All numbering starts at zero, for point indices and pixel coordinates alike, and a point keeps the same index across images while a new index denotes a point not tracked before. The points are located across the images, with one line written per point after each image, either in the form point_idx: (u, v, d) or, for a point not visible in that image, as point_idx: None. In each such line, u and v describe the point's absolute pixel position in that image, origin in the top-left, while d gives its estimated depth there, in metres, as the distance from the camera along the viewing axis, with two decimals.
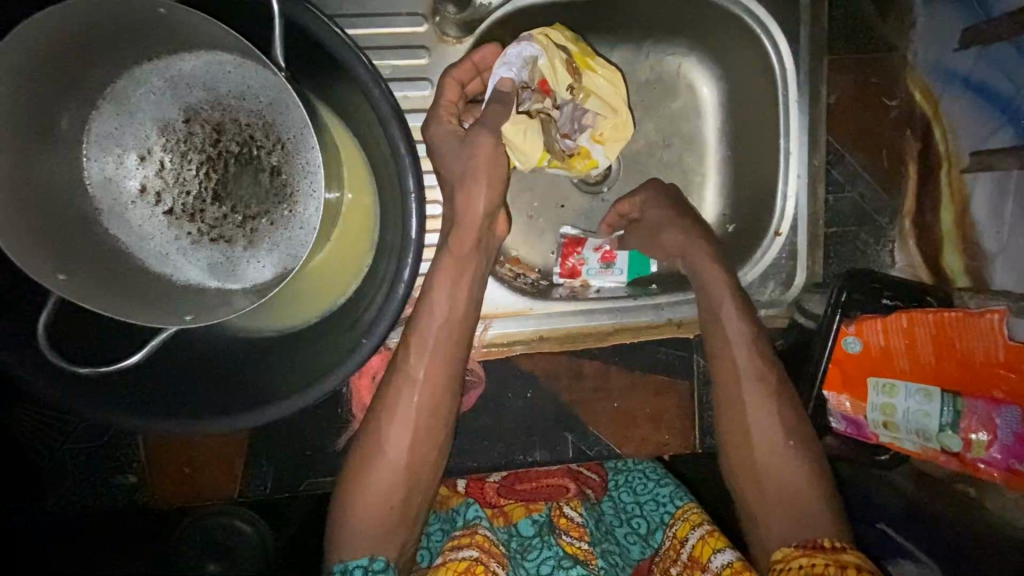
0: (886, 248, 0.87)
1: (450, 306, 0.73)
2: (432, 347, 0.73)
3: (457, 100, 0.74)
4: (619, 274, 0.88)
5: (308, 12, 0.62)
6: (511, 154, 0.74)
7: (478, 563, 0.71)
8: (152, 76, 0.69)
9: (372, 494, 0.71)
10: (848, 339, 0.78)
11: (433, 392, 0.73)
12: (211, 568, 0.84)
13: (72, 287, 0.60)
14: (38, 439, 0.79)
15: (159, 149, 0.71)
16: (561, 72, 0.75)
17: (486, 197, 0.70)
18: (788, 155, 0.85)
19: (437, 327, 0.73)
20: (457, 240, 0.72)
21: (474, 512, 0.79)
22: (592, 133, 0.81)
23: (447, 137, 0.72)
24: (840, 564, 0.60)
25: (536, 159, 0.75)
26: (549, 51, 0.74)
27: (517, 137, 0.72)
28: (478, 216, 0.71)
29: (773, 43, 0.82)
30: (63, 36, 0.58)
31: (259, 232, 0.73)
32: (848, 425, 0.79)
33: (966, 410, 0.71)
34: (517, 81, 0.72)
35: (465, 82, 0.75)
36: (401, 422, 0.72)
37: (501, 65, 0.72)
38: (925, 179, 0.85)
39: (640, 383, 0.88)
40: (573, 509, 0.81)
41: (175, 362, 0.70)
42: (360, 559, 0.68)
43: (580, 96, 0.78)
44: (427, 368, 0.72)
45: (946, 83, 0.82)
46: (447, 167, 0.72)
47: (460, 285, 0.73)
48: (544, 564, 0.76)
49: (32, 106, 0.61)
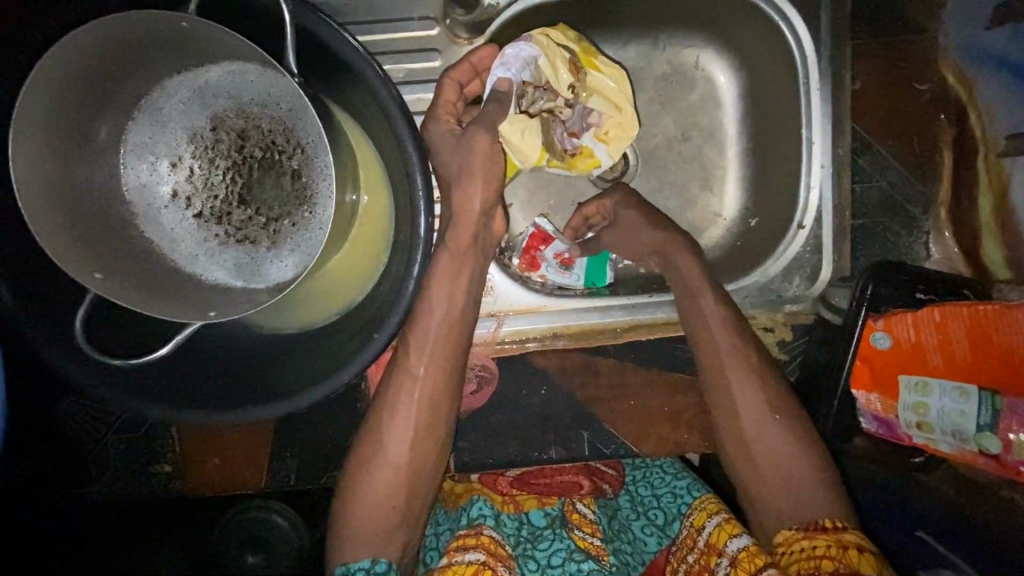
0: (920, 240, 0.82)
1: (447, 307, 0.74)
2: (430, 349, 0.74)
3: (455, 100, 0.76)
4: (574, 278, 0.88)
5: (320, 20, 0.64)
6: (509, 150, 0.75)
7: (484, 567, 0.70)
8: (181, 87, 0.73)
9: (374, 494, 0.72)
10: (877, 334, 0.75)
11: (434, 390, 0.74)
12: (251, 558, 0.91)
13: (108, 284, 0.65)
14: (85, 427, 0.85)
15: (189, 156, 0.75)
16: (563, 71, 0.76)
17: (483, 195, 0.72)
18: (811, 145, 0.82)
19: (435, 327, 0.74)
20: (456, 239, 0.73)
21: (479, 510, 0.78)
22: (596, 132, 0.82)
23: (445, 136, 0.73)
24: (844, 546, 0.61)
25: (536, 158, 0.76)
26: (549, 52, 0.75)
27: (516, 138, 0.73)
28: (476, 214, 0.72)
29: (792, 30, 0.80)
30: (97, 53, 0.63)
31: (281, 233, 0.76)
32: (881, 425, 0.76)
33: (1005, 409, 0.66)
34: (515, 81, 0.72)
35: (465, 82, 0.76)
36: (402, 420, 0.74)
37: (498, 65, 0.73)
38: (961, 166, 0.80)
39: (657, 380, 0.87)
40: (586, 505, 0.81)
41: (200, 355, 0.74)
42: (363, 561, 0.70)
43: (583, 95, 0.80)
44: (426, 367, 0.74)
45: (980, 64, 0.77)
46: (445, 165, 0.73)
47: (459, 282, 0.74)
48: (554, 555, 0.76)
49: (72, 116, 0.66)
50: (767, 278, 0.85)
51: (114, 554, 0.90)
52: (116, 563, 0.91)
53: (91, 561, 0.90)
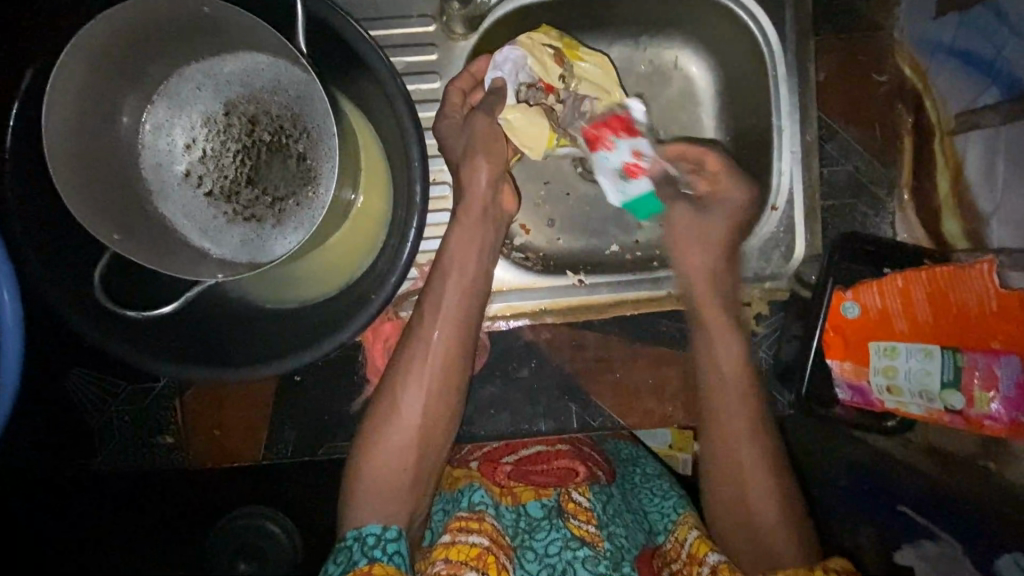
0: (886, 219, 0.89)
1: (459, 276, 0.80)
2: (448, 317, 0.79)
3: (460, 104, 0.83)
4: (618, 189, 0.88)
5: (329, 9, 0.71)
6: (517, 140, 0.84)
7: (488, 552, 0.72)
8: (198, 75, 0.80)
9: (389, 456, 0.76)
10: (846, 304, 0.79)
11: (447, 356, 0.79)
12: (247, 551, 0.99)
13: (123, 245, 0.69)
14: (94, 394, 0.88)
15: (202, 139, 0.81)
16: (550, 66, 0.83)
17: (487, 169, 0.80)
18: (780, 132, 0.88)
19: (449, 298, 0.80)
20: (464, 210, 0.81)
21: (480, 497, 0.77)
22: (592, 117, 0.87)
23: (450, 124, 0.83)
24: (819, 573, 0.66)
25: (545, 143, 0.84)
26: (535, 51, 0.82)
27: (520, 126, 0.82)
28: (480, 192, 0.81)
29: (759, 26, 0.87)
30: (127, 35, 0.69)
31: (286, 211, 0.82)
32: (854, 393, 0.79)
33: (967, 365, 0.69)
34: (509, 81, 0.82)
35: (466, 90, 0.84)
36: (416, 384, 0.78)
37: (492, 70, 0.82)
38: (921, 149, 0.87)
39: (640, 356, 0.91)
40: (580, 493, 0.79)
41: (202, 320, 0.79)
42: (373, 526, 0.72)
43: (573, 84, 0.86)
44: (441, 334, 0.79)
45: (932, 54, 0.84)
46: (450, 149, 0.82)
47: (469, 256, 0.81)
48: (551, 545, 0.75)
49: (101, 93, 0.72)
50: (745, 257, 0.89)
51: (149, 518, 1.00)
52: (114, 561, 1.02)
53: (92, 559, 1.02)
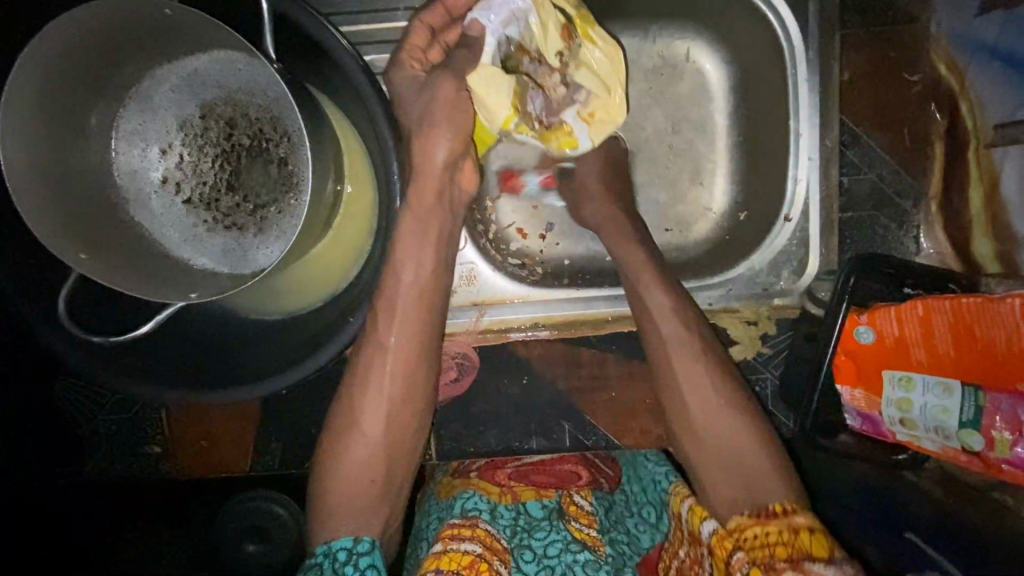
0: (911, 233, 0.83)
1: (415, 270, 0.75)
2: (399, 316, 0.74)
3: (426, 46, 0.77)
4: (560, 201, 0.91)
5: (301, 9, 0.65)
6: (475, 105, 0.74)
7: (480, 559, 0.67)
8: (171, 75, 0.75)
9: (360, 468, 0.73)
10: (861, 328, 0.74)
11: (405, 357, 0.75)
12: None
13: (92, 265, 0.66)
14: (78, 404, 0.88)
15: (179, 143, 0.77)
16: (553, 36, 0.73)
17: (445, 147, 0.74)
18: (798, 137, 0.81)
19: (402, 295, 0.75)
20: (416, 195, 0.74)
21: (473, 503, 0.74)
22: (581, 110, 0.79)
23: (407, 81, 0.77)
24: (794, 530, 0.60)
25: (500, 121, 0.74)
26: (543, 9, 0.72)
27: (483, 92, 0.72)
28: (438, 165, 0.74)
29: (779, 18, 0.79)
30: (85, 40, 0.65)
31: (268, 219, 0.77)
32: (864, 422, 0.75)
33: (989, 406, 0.64)
34: (490, 30, 0.73)
35: (437, 26, 0.78)
36: (375, 398, 0.74)
37: (480, 8, 0.73)
38: (953, 158, 0.80)
39: (638, 373, 0.88)
40: (583, 497, 0.77)
41: (184, 338, 0.77)
42: (344, 541, 0.69)
43: (572, 66, 0.76)
44: (397, 336, 0.74)
45: (972, 54, 0.76)
46: (407, 115, 0.76)
47: (425, 250, 0.75)
48: (550, 546, 0.71)
49: (65, 102, 0.68)
50: (755, 270, 0.84)
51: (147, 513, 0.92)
52: None
53: None
